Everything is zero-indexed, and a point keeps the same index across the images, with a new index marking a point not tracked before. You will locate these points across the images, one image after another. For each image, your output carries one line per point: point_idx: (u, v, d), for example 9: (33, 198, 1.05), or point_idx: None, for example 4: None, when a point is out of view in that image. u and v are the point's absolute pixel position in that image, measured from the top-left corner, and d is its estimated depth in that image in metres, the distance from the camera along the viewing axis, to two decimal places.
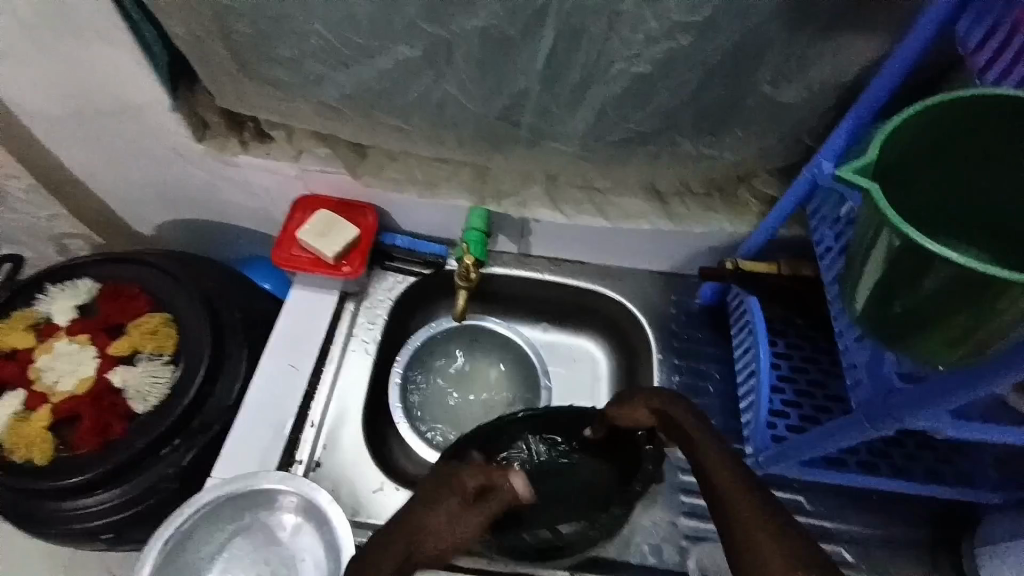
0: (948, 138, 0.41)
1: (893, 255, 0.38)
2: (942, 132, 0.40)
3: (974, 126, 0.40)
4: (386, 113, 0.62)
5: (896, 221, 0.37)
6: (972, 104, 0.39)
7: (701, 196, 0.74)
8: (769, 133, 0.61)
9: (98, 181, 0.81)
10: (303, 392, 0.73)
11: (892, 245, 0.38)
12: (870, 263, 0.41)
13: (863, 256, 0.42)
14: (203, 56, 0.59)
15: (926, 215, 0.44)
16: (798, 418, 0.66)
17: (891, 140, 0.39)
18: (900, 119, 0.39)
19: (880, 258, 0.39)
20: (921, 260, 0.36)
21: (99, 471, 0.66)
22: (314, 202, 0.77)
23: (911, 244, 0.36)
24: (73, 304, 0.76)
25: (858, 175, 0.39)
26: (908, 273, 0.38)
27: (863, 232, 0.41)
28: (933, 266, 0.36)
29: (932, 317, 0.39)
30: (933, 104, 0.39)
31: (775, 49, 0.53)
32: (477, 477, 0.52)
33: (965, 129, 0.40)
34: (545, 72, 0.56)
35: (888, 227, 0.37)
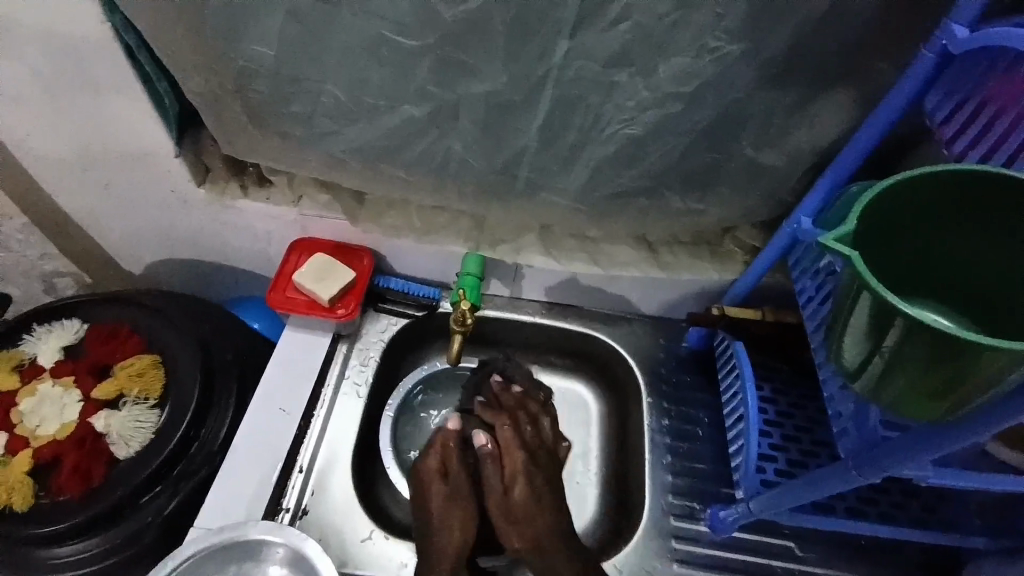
0: (925, 209, 0.44)
1: (872, 316, 0.41)
2: (912, 204, 0.44)
3: (946, 199, 0.43)
4: (389, 166, 0.65)
5: (875, 283, 0.39)
6: (945, 179, 0.42)
7: (688, 246, 0.77)
8: (753, 191, 0.65)
9: (94, 222, 0.81)
10: (292, 437, 0.72)
11: (873, 307, 0.40)
12: (853, 321, 0.43)
13: (845, 315, 0.44)
14: (215, 109, 0.61)
15: (904, 276, 0.48)
16: (786, 462, 0.68)
17: (868, 210, 0.42)
18: (876, 191, 0.42)
19: (860, 318, 0.42)
20: (898, 323, 0.39)
21: (80, 519, 0.64)
22: (310, 246, 0.78)
23: (888, 308, 0.39)
24: (59, 345, 0.75)
25: (837, 243, 0.42)
26: (887, 333, 0.40)
27: (844, 293, 0.44)
28: (912, 328, 0.39)
29: (914, 373, 0.41)
30: (907, 178, 0.42)
31: (758, 117, 0.57)
32: (432, 447, 0.75)
33: (937, 200, 0.43)
34: (543, 132, 0.59)
35: (869, 291, 0.40)
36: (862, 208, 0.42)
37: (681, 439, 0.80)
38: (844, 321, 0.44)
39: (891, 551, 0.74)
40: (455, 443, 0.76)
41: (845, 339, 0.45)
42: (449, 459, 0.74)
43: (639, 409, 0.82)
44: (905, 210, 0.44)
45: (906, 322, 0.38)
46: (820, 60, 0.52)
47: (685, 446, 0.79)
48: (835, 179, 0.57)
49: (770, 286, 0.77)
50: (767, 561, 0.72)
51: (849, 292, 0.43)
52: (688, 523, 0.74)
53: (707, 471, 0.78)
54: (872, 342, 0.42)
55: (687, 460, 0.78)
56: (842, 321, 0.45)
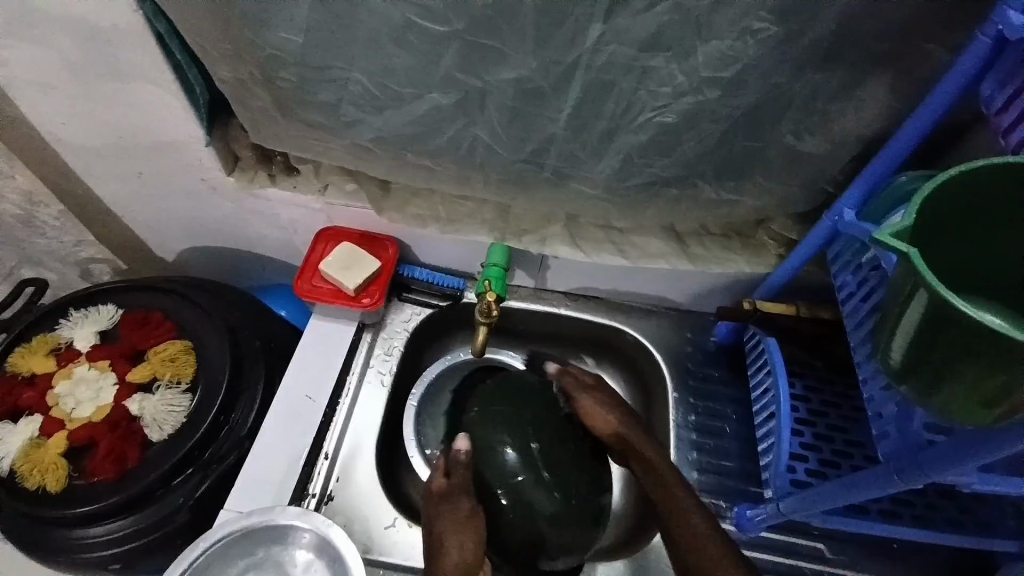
0: (988, 203, 0.41)
1: (926, 316, 0.39)
2: (974, 199, 0.41)
3: (1012, 191, 0.40)
4: (416, 154, 0.64)
5: (931, 281, 0.38)
6: (1013, 171, 0.39)
7: (719, 238, 0.75)
8: (789, 182, 0.62)
9: (127, 209, 0.83)
10: (318, 423, 0.73)
11: (928, 306, 0.38)
12: (904, 319, 0.41)
13: (896, 313, 0.42)
14: (244, 98, 0.61)
15: (964, 275, 0.45)
16: (817, 462, 0.66)
17: (926, 203, 0.40)
18: (936, 183, 0.40)
19: (913, 317, 0.40)
20: (955, 324, 0.37)
21: (114, 500, 0.66)
22: (337, 235, 0.78)
23: (945, 308, 0.37)
24: (95, 330, 0.77)
25: (895, 238, 0.40)
26: (941, 334, 0.38)
27: (897, 290, 0.42)
28: (969, 331, 0.37)
29: (967, 378, 0.39)
30: (970, 170, 0.40)
31: (799, 104, 0.54)
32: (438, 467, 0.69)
33: (1001, 196, 0.41)
34: (572, 120, 0.57)
35: (925, 289, 0.38)
36: (923, 201, 0.40)
37: (707, 434, 0.78)
38: (896, 319, 0.42)
39: (925, 555, 0.71)
40: (462, 463, 0.68)
41: (894, 338, 0.43)
42: (450, 474, 0.68)
43: (664, 405, 0.81)
44: (965, 206, 0.41)
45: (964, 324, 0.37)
46: (868, 42, 0.49)
47: (711, 442, 0.78)
48: (878, 170, 0.55)
49: (804, 279, 0.75)
50: (795, 562, 0.71)
51: (903, 289, 0.41)
52: None
53: (733, 468, 0.76)
54: (922, 344, 0.40)
55: (713, 456, 0.77)
56: (892, 319, 0.43)
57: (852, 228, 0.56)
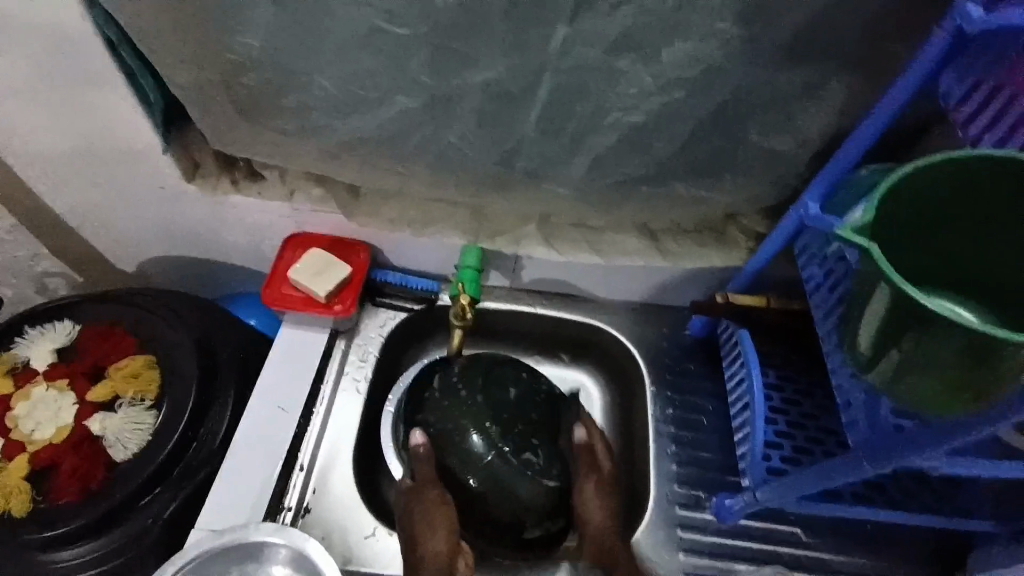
0: (947, 196, 0.43)
1: (890, 309, 0.40)
2: (932, 193, 0.42)
3: (969, 184, 0.42)
4: (385, 159, 0.63)
5: (891, 274, 0.39)
6: (971, 164, 0.41)
7: (693, 235, 0.75)
8: (757, 178, 0.63)
9: (83, 221, 0.80)
10: (294, 434, 0.71)
11: (890, 299, 0.40)
12: (866, 311, 0.43)
13: (861, 305, 0.44)
14: (203, 105, 0.59)
15: (924, 268, 0.46)
16: (792, 449, 0.67)
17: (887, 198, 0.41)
18: (897, 179, 0.41)
19: (877, 310, 0.42)
20: (919, 316, 0.38)
21: (81, 523, 0.64)
22: (306, 241, 0.77)
23: (908, 301, 0.38)
24: (52, 348, 0.74)
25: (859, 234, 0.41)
26: (904, 326, 0.40)
27: (861, 284, 0.43)
28: (930, 321, 0.38)
29: (930, 367, 0.40)
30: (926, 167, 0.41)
31: (762, 103, 0.55)
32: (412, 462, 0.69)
33: (959, 188, 0.42)
34: (543, 122, 0.57)
35: (886, 283, 0.40)
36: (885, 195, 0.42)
37: (685, 428, 0.79)
38: (860, 312, 0.44)
39: (896, 536, 0.73)
40: (426, 458, 0.68)
41: (859, 330, 0.44)
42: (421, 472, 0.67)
43: (642, 400, 0.82)
44: (928, 201, 0.43)
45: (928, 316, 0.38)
46: (828, 43, 0.50)
47: (690, 435, 0.79)
48: (841, 165, 0.57)
49: (774, 271, 0.76)
50: (774, 549, 0.72)
51: (866, 283, 0.42)
52: (694, 513, 0.74)
53: (712, 459, 0.77)
54: (887, 336, 0.42)
55: (692, 449, 0.78)
56: (858, 311, 0.44)
57: (818, 220, 0.57)
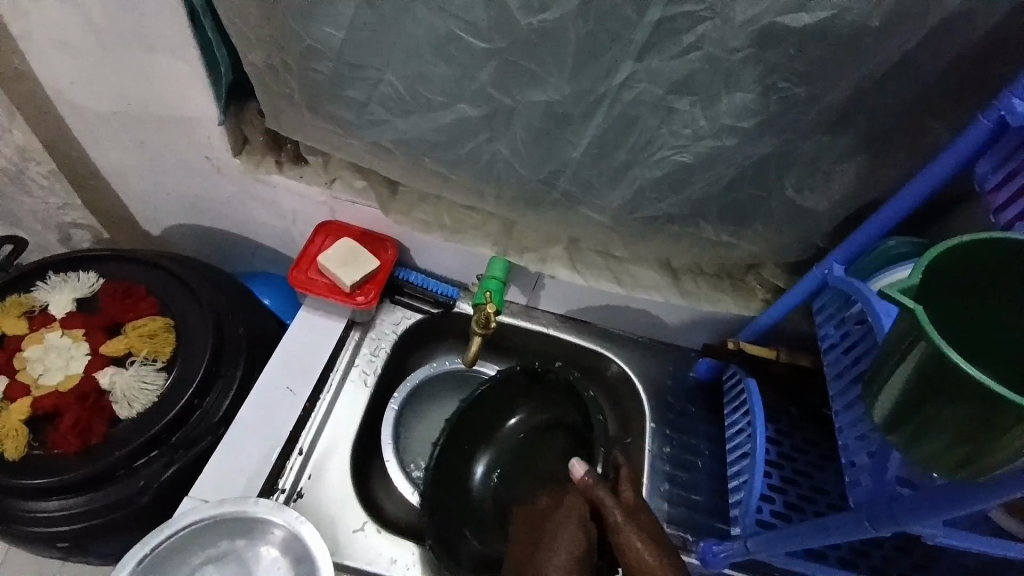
0: (987, 271, 0.44)
1: (921, 370, 0.41)
2: (972, 265, 0.44)
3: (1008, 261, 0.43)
4: (434, 161, 0.65)
5: (929, 334, 0.39)
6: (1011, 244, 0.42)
7: (710, 277, 0.77)
8: (786, 233, 0.66)
9: (122, 178, 0.81)
10: (297, 417, 0.71)
11: (923, 359, 0.40)
12: (896, 370, 0.43)
13: (890, 365, 0.44)
14: (271, 83, 0.61)
15: (966, 340, 0.46)
16: (782, 504, 0.68)
17: (933, 262, 0.43)
18: (944, 246, 0.42)
19: (907, 370, 0.42)
20: (946, 379, 0.39)
21: (75, 475, 0.63)
22: (336, 229, 0.78)
23: (940, 362, 0.39)
24: (73, 297, 0.75)
25: (902, 293, 0.42)
26: (932, 388, 0.40)
27: (893, 344, 0.44)
28: (959, 386, 0.38)
29: (952, 434, 0.41)
30: (970, 240, 0.42)
31: (805, 162, 0.58)
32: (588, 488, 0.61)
33: (1001, 263, 0.43)
34: (593, 148, 0.59)
35: (923, 343, 0.40)
36: (932, 259, 0.43)
37: (680, 467, 0.80)
38: (889, 371, 0.45)
39: None
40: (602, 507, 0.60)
41: (884, 389, 0.45)
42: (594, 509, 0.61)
43: (641, 434, 0.83)
44: (962, 272, 0.44)
45: (957, 381, 0.38)
46: (875, 115, 0.53)
47: (683, 475, 0.79)
48: (870, 232, 0.59)
49: (786, 325, 0.78)
50: None
51: (899, 345, 0.43)
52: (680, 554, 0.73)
53: (702, 503, 0.78)
54: (909, 399, 0.43)
55: (684, 490, 0.78)
56: (885, 370, 0.45)
57: (842, 282, 0.59)
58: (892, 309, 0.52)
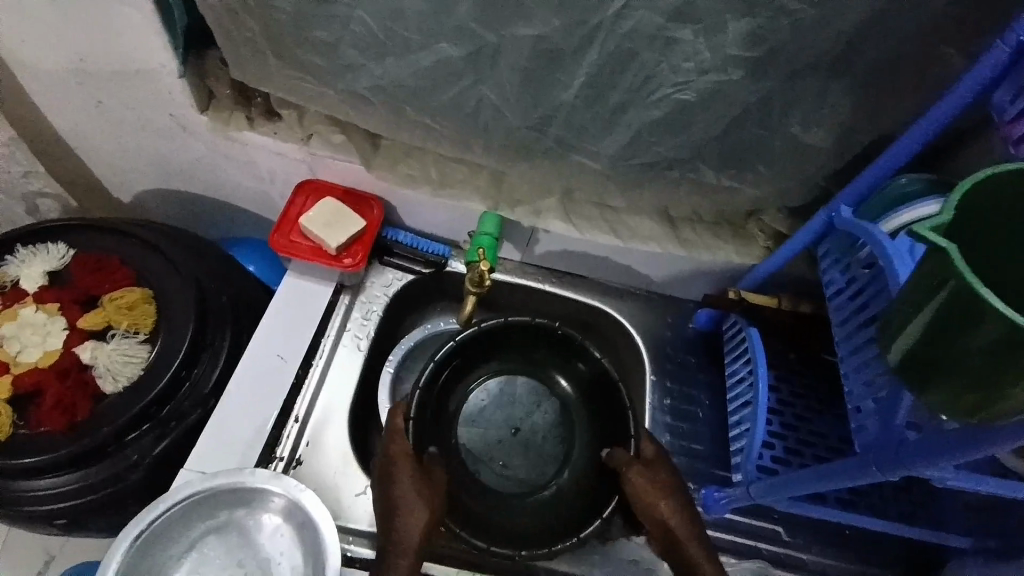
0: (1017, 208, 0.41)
1: (945, 312, 0.39)
2: (1002, 202, 0.41)
3: None
4: (417, 110, 0.61)
5: (961, 273, 0.37)
6: None
7: (710, 225, 0.74)
8: (791, 175, 0.62)
9: (84, 141, 0.76)
10: (290, 385, 0.70)
11: (949, 300, 0.38)
12: (917, 313, 0.41)
13: (909, 308, 0.42)
14: (233, 27, 0.56)
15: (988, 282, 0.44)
16: (783, 450, 0.68)
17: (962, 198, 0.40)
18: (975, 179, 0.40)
19: (930, 312, 0.40)
20: (974, 320, 0.37)
21: (64, 453, 0.62)
22: (318, 189, 0.74)
23: (970, 303, 0.37)
24: (44, 270, 0.71)
25: (932, 231, 0.39)
26: (957, 330, 0.38)
27: (915, 285, 0.42)
28: (987, 327, 0.36)
29: (973, 378, 0.39)
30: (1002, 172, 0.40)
31: (813, 96, 0.54)
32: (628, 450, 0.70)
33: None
34: (587, 89, 0.55)
35: (951, 283, 0.38)
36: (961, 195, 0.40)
37: (680, 418, 0.80)
38: (908, 314, 0.42)
39: (873, 543, 0.75)
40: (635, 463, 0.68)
41: (901, 333, 0.43)
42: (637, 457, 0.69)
43: (641, 386, 0.82)
44: (986, 218, 0.42)
45: (987, 322, 0.36)
46: (890, 40, 0.49)
47: (683, 425, 0.79)
48: (880, 171, 0.56)
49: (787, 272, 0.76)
50: (756, 543, 0.73)
51: (919, 288, 0.41)
52: None
53: (703, 451, 0.78)
54: (928, 344, 0.41)
55: (684, 440, 0.78)
56: (903, 315, 0.43)
57: (850, 224, 0.56)
58: (909, 261, 0.49)
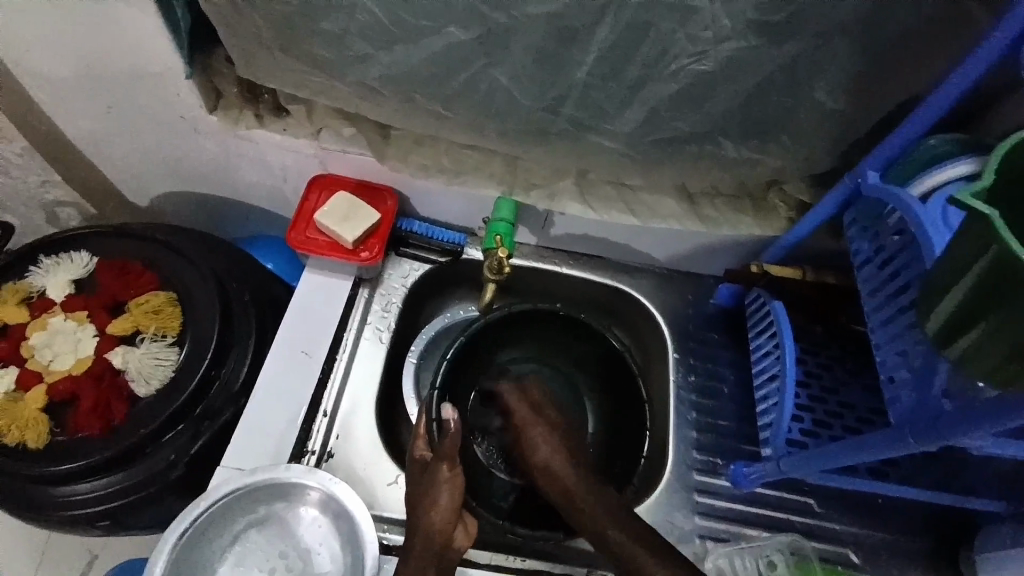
0: None
1: (987, 279, 0.37)
2: None
3: None
4: (427, 97, 0.60)
5: (1003, 239, 0.35)
6: None
7: (730, 198, 0.73)
8: (813, 142, 0.61)
9: (97, 147, 0.76)
10: (317, 380, 0.70)
11: (991, 267, 0.37)
12: (957, 282, 0.40)
13: (948, 277, 0.41)
14: (239, 24, 0.56)
15: None
16: (810, 422, 0.67)
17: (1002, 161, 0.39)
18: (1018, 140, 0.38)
19: (970, 280, 0.39)
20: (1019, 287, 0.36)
21: (105, 456, 0.63)
22: (331, 183, 0.74)
23: (1013, 270, 0.35)
24: (70, 279, 0.72)
25: (974, 197, 0.38)
26: (999, 297, 0.37)
27: (955, 253, 0.40)
28: None
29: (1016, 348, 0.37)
30: None
31: (835, 60, 0.52)
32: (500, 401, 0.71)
33: None
34: (601, 66, 0.54)
35: (993, 251, 0.36)
36: (1002, 158, 0.39)
37: (705, 396, 0.79)
38: (947, 281, 0.41)
39: (906, 511, 0.74)
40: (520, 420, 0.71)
41: (940, 302, 0.42)
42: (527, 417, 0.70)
43: (663, 365, 0.81)
44: None
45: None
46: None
47: (709, 403, 0.79)
48: (907, 134, 0.54)
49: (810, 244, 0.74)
50: (786, 517, 0.73)
51: (956, 257, 0.40)
52: (710, 478, 0.74)
53: (729, 428, 0.77)
54: (967, 312, 0.40)
55: (711, 417, 0.78)
56: (941, 283, 0.42)
57: (877, 190, 0.55)
58: (945, 233, 0.47)
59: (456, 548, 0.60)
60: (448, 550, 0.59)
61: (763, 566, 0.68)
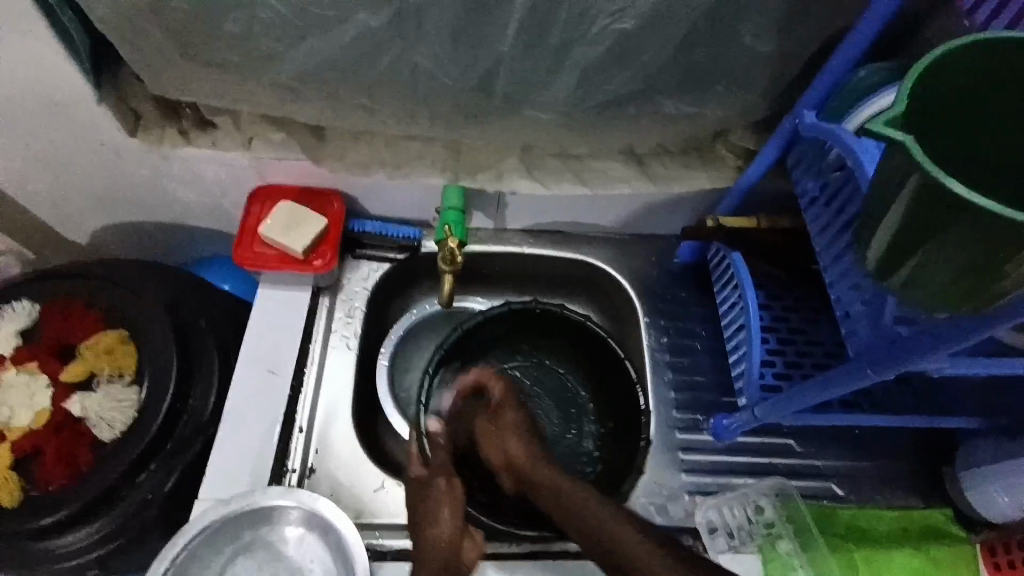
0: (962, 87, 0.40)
1: (915, 203, 0.37)
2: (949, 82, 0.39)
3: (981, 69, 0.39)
4: (351, 90, 0.58)
5: (924, 163, 0.35)
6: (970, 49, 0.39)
7: (678, 155, 0.72)
8: (748, 90, 0.60)
9: (19, 189, 0.73)
10: (287, 396, 0.69)
11: (914, 192, 0.37)
12: (889, 211, 0.40)
13: (879, 208, 0.41)
14: (139, 38, 0.53)
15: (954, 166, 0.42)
16: (783, 364, 0.68)
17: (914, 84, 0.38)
18: (924, 64, 0.38)
19: (900, 207, 0.39)
20: (943, 205, 0.36)
21: (78, 506, 0.61)
22: (272, 193, 0.72)
23: (935, 192, 0.36)
24: (14, 331, 0.69)
25: (888, 127, 0.38)
26: (927, 220, 0.37)
27: (883, 181, 0.40)
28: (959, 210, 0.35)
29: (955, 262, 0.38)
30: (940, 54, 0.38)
31: (755, 3, 0.51)
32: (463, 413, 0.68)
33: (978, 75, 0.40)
34: (522, 36, 0.52)
35: (915, 176, 0.36)
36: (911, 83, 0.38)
37: (680, 355, 0.80)
38: (877, 212, 0.41)
39: (883, 436, 0.77)
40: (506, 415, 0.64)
41: (876, 233, 0.42)
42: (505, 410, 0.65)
43: (636, 330, 0.82)
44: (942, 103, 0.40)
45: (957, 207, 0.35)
46: None
47: (684, 361, 0.79)
48: (837, 66, 0.54)
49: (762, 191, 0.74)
50: (770, 461, 0.75)
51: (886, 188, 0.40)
52: (692, 434, 0.75)
53: (705, 382, 0.78)
54: (901, 236, 0.40)
55: (687, 374, 0.79)
56: (874, 215, 0.42)
57: (814, 129, 0.54)
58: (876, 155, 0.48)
59: (466, 561, 0.55)
60: (459, 564, 0.55)
61: (751, 511, 0.70)
